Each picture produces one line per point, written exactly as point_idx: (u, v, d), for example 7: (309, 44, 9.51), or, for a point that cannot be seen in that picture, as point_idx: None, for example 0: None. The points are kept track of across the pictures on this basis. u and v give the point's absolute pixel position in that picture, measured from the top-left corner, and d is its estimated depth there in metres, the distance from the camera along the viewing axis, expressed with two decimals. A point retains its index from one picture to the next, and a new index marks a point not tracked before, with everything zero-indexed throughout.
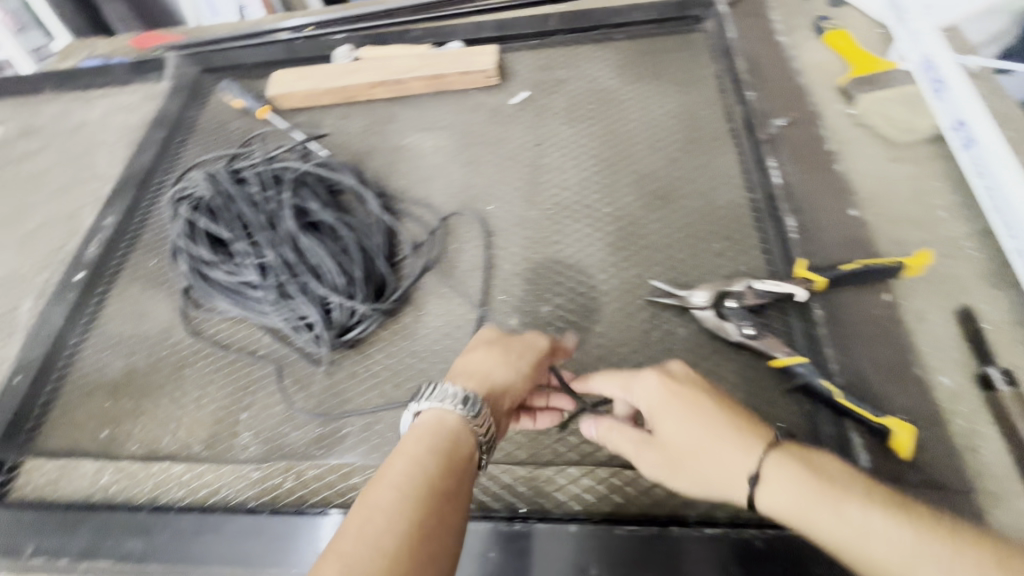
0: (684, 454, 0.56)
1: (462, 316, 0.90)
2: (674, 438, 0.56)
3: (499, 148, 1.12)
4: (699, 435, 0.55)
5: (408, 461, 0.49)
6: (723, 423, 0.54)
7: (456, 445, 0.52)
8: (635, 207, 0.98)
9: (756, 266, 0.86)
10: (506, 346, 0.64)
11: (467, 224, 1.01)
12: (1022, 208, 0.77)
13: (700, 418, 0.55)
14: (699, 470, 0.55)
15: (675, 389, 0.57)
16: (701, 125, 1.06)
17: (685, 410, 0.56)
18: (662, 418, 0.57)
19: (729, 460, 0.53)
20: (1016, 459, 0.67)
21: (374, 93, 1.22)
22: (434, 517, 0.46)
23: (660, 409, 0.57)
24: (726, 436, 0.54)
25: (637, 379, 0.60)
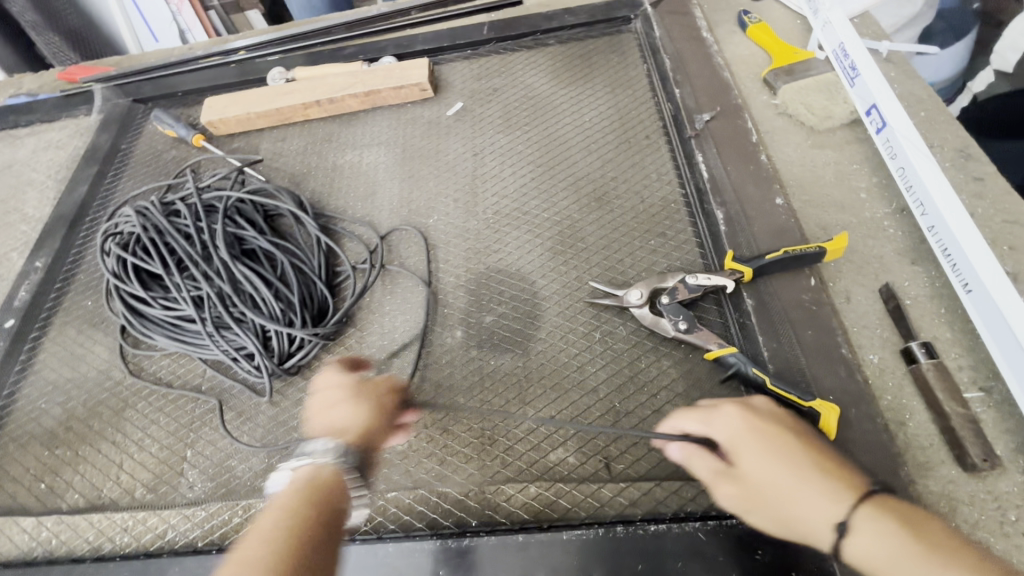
0: (768, 490, 0.53)
1: (406, 332, 0.90)
2: (761, 472, 0.53)
3: (438, 160, 1.11)
4: (787, 474, 0.53)
5: (279, 510, 0.52)
6: (810, 466, 0.53)
7: (331, 486, 0.57)
8: (572, 209, 0.99)
9: (690, 260, 0.88)
10: (357, 387, 0.68)
11: (408, 239, 1.01)
12: (931, 186, 0.80)
13: (790, 458, 0.53)
14: (779, 509, 0.52)
15: (764, 427, 0.56)
16: (635, 124, 1.08)
17: (775, 448, 0.54)
18: (751, 450, 0.55)
19: (816, 502, 0.50)
20: (940, 428, 0.70)
21: (309, 113, 1.21)
22: (306, 546, 0.49)
23: (747, 442, 0.55)
24: (828, 486, 0.52)
25: (721, 414, 0.58)
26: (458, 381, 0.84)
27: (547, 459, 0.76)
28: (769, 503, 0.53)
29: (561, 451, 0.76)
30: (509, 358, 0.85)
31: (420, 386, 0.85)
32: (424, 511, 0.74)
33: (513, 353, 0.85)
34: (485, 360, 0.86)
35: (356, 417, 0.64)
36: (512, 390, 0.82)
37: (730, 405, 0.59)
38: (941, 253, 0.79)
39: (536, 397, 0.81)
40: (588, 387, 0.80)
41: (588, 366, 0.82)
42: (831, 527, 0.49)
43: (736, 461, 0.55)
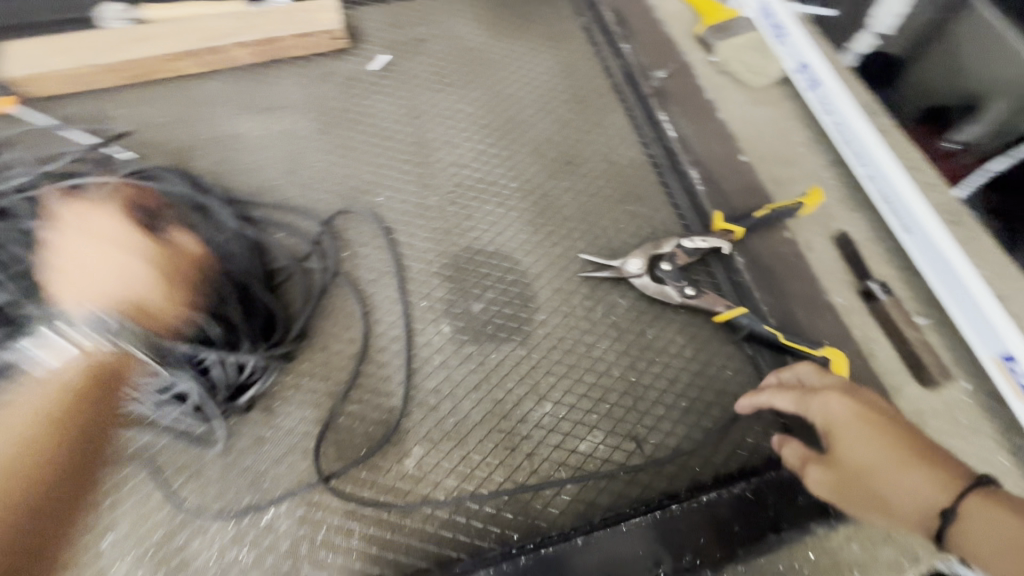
0: (861, 474, 0.51)
1: (384, 336, 0.76)
2: (854, 457, 0.52)
3: (371, 127, 0.94)
4: (880, 457, 0.50)
5: (16, 418, 0.44)
6: (910, 451, 0.49)
7: (106, 367, 0.51)
8: (541, 177, 0.92)
9: (672, 223, 0.87)
10: (165, 265, 0.59)
11: (358, 224, 0.84)
12: (869, 139, 0.89)
13: (883, 441, 0.50)
14: (873, 495, 0.50)
15: (859, 409, 0.53)
16: (585, 83, 1.02)
17: (870, 430, 0.52)
18: (842, 434, 0.53)
19: (913, 488, 0.47)
20: (900, 354, 0.80)
21: (185, 69, 0.93)
22: (54, 470, 0.43)
23: (840, 425, 0.53)
24: (926, 468, 0.48)
25: (814, 396, 0.57)
26: (460, 383, 0.74)
27: (579, 450, 0.71)
28: (863, 487, 0.51)
29: (591, 440, 0.72)
30: (512, 348, 0.77)
31: (416, 395, 0.73)
32: (457, 538, 0.65)
33: (514, 341, 0.77)
34: (484, 355, 0.76)
35: (160, 292, 0.57)
36: (525, 384, 0.74)
37: (825, 387, 0.57)
38: (880, 200, 0.89)
39: (552, 387, 0.75)
40: (602, 368, 0.76)
41: (597, 346, 0.78)
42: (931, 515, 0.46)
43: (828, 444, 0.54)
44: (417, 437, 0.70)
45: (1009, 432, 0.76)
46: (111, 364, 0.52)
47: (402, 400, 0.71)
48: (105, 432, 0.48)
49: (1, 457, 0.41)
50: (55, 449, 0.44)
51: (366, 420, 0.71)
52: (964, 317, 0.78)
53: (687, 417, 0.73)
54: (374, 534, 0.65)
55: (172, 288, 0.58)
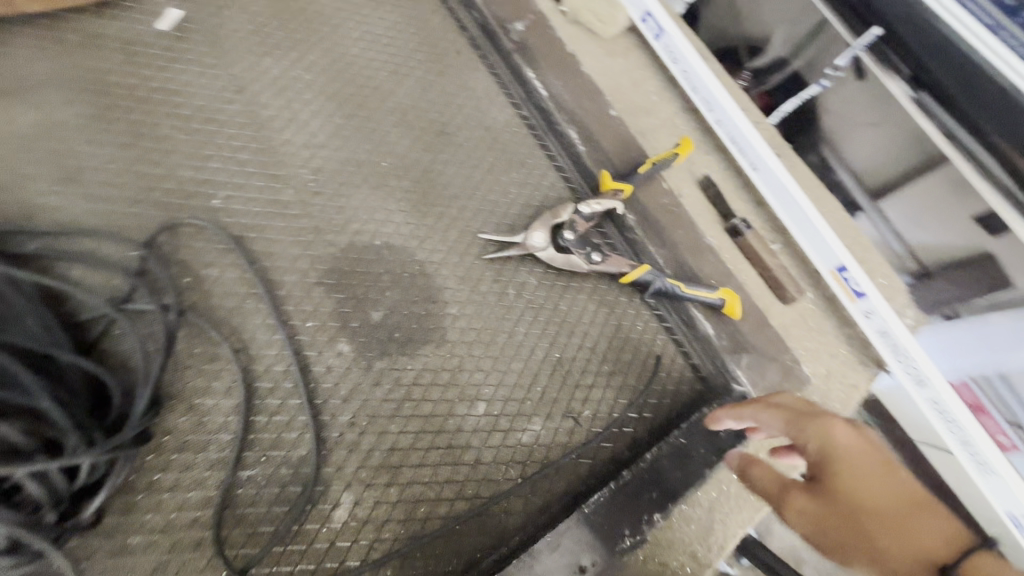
0: (860, 515, 0.45)
1: (269, 374, 0.62)
2: (857, 493, 0.46)
3: (180, 108, 0.72)
4: (887, 503, 0.45)
5: None
6: (913, 496, 0.46)
7: None
8: (414, 152, 0.81)
9: (560, 188, 0.85)
10: None
11: (195, 238, 0.65)
12: (713, 87, 0.95)
13: (889, 484, 0.46)
14: (870, 542, 0.44)
15: (865, 442, 0.48)
16: (439, 38, 0.91)
17: (878, 465, 0.47)
18: (846, 468, 0.47)
19: (916, 537, 0.43)
20: (765, 280, 0.91)
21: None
22: None
23: (844, 456, 0.47)
24: (932, 524, 0.44)
25: (812, 419, 0.50)
26: (378, 407, 0.64)
27: (523, 442, 0.67)
28: (860, 531, 0.44)
29: (533, 429, 0.68)
30: (428, 353, 0.69)
31: (329, 434, 0.61)
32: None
33: (429, 345, 0.69)
34: (399, 368, 0.67)
35: None
36: (451, 389, 0.67)
37: (820, 412, 0.51)
38: (729, 142, 0.97)
39: (481, 385, 0.69)
40: (526, 351, 0.72)
41: (516, 329, 0.73)
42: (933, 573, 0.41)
43: (823, 474, 0.47)
44: (343, 482, 0.59)
45: (845, 326, 0.92)
46: None
47: (314, 446, 0.59)
48: None
49: None
50: None
51: (273, 480, 0.58)
52: (805, 238, 0.91)
53: (613, 380, 0.74)
54: None
55: None
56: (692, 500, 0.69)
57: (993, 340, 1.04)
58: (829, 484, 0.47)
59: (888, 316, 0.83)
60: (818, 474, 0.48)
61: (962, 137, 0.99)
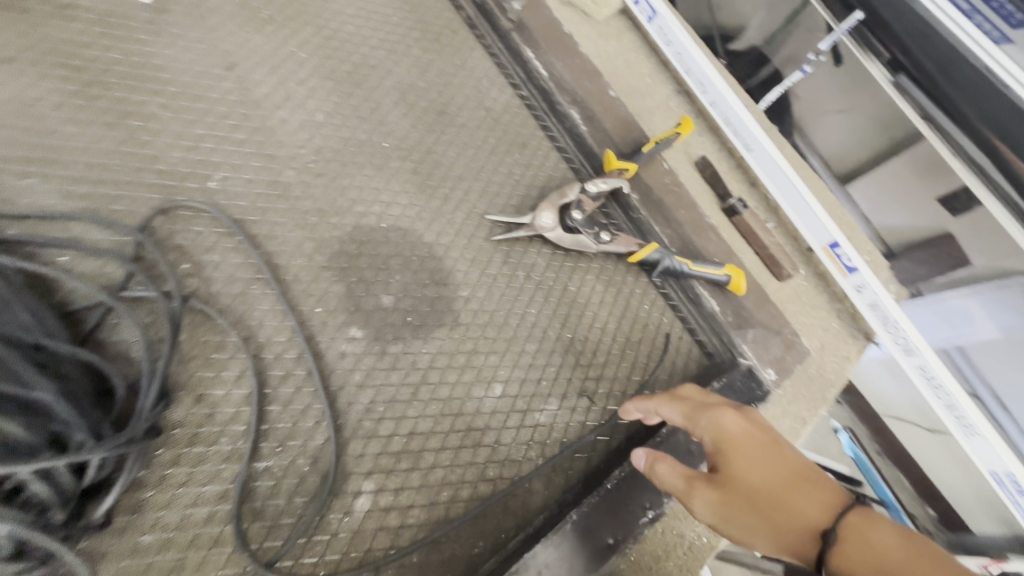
0: (751, 497, 0.51)
1: (282, 361, 0.59)
2: (747, 478, 0.53)
3: (169, 84, 0.68)
4: (773, 479, 0.52)
5: None
6: (794, 471, 0.53)
7: None
8: (416, 133, 0.79)
9: (562, 169, 0.85)
10: None
11: (193, 222, 0.62)
12: (707, 69, 0.96)
13: (772, 463, 0.53)
14: (762, 522, 0.50)
15: (750, 429, 0.56)
16: (434, 16, 0.88)
17: (759, 448, 0.54)
18: (737, 456, 0.54)
19: (799, 509, 0.50)
20: (761, 258, 0.93)
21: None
22: None
23: (734, 445, 0.55)
24: (807, 490, 0.52)
25: (707, 413, 0.58)
26: (394, 392, 0.62)
27: (541, 423, 0.67)
28: (753, 511, 0.51)
29: (550, 409, 0.68)
30: (442, 336, 0.67)
31: (345, 421, 0.59)
32: (443, 563, 0.57)
33: (441, 327, 0.68)
34: (413, 351, 0.65)
35: None
36: (466, 371, 0.66)
37: (715, 404, 0.59)
38: (723, 123, 0.98)
39: (496, 367, 0.68)
40: (538, 332, 0.72)
41: (528, 311, 0.73)
42: (812, 537, 0.49)
43: (719, 463, 0.54)
44: (363, 470, 0.58)
45: (836, 301, 0.95)
46: None
47: (333, 435, 0.56)
48: None
49: None
50: None
51: (291, 471, 0.55)
52: (799, 216, 0.93)
53: (624, 358, 0.75)
54: None
55: None
56: None
57: (948, 317, 1.10)
58: (726, 473, 0.54)
59: (880, 290, 0.86)
60: (717, 464, 0.55)
61: (935, 119, 1.06)
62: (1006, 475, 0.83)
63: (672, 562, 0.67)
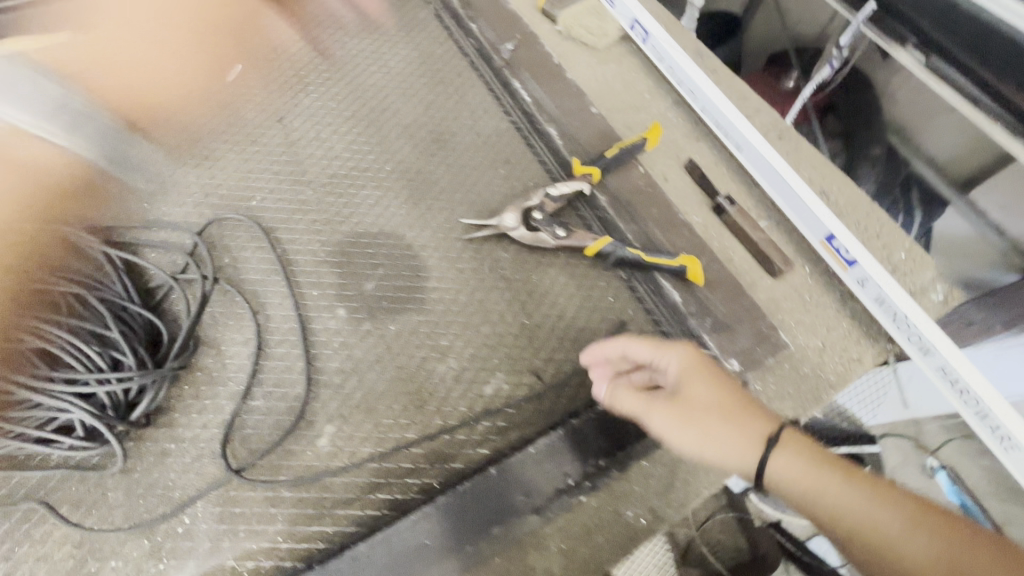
0: (706, 414, 0.61)
1: (280, 328, 0.77)
2: (700, 398, 0.62)
3: (235, 133, 0.94)
4: (722, 398, 0.62)
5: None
6: (738, 391, 0.63)
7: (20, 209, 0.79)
8: (415, 156, 0.95)
9: (540, 178, 0.94)
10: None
11: (235, 230, 0.84)
12: (697, 76, 0.98)
13: (721, 385, 0.63)
14: (724, 431, 0.60)
15: (703, 359, 0.65)
16: (443, 63, 1.06)
17: (712, 374, 0.64)
18: (691, 381, 0.63)
19: (749, 421, 0.61)
20: (753, 254, 0.90)
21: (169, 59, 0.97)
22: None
23: (691, 372, 0.64)
24: (751, 404, 0.62)
25: (669, 347, 0.66)
26: (362, 357, 0.76)
27: (484, 394, 0.75)
28: (703, 425, 0.61)
29: (496, 383, 0.76)
30: (410, 316, 0.80)
31: (319, 377, 0.74)
32: (380, 497, 0.68)
33: (410, 309, 0.81)
34: (383, 327, 0.79)
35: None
36: (425, 345, 0.78)
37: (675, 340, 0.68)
38: (716, 127, 0.99)
39: (452, 344, 0.79)
40: (496, 317, 0.81)
41: (489, 298, 0.83)
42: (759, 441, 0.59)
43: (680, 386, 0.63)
44: (326, 416, 0.72)
45: (848, 300, 0.88)
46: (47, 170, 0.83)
47: (304, 385, 0.72)
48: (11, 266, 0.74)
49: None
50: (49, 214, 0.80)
51: (272, 411, 0.72)
52: (792, 211, 0.90)
53: (577, 343, 0.80)
54: (298, 514, 0.66)
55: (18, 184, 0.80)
56: (653, 457, 0.73)
57: None
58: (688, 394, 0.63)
59: (883, 282, 0.79)
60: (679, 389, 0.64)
61: (984, 100, 0.91)
62: None
63: (603, 537, 0.69)
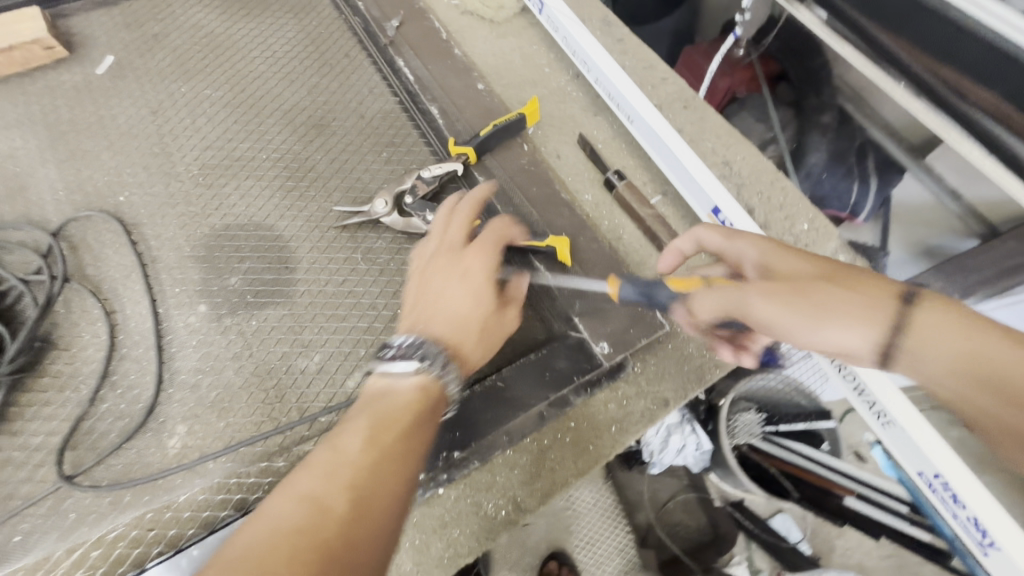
0: (813, 277, 0.51)
1: (138, 329, 0.75)
2: (803, 270, 0.53)
3: (109, 128, 0.90)
4: (799, 274, 0.52)
5: (351, 435, 0.50)
6: (825, 271, 0.52)
7: (404, 401, 0.55)
8: (292, 142, 0.91)
9: (422, 158, 0.90)
10: (376, 405, 0.54)
11: (98, 228, 0.82)
12: (587, 46, 0.94)
13: (807, 264, 0.53)
14: (847, 306, 0.48)
15: (800, 264, 0.54)
16: (330, 45, 1.01)
17: (808, 273, 0.52)
18: (783, 259, 0.56)
19: (846, 302, 0.48)
20: (642, 231, 0.86)
21: (491, 304, 0.65)
22: (362, 505, 0.46)
23: (776, 256, 0.56)
24: (854, 308, 0.48)
25: (740, 240, 0.61)
26: (220, 354, 0.73)
27: (345, 386, 0.72)
28: (791, 294, 0.49)
29: (358, 373, 0.73)
30: (274, 309, 0.77)
31: (173, 376, 0.72)
32: (228, 497, 0.65)
33: (275, 303, 0.77)
34: (244, 322, 0.76)
35: (364, 444, 0.50)
36: (286, 340, 0.75)
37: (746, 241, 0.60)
38: (609, 99, 0.95)
39: (316, 335, 0.75)
40: (365, 305, 0.77)
41: (360, 286, 0.79)
42: (894, 305, 0.47)
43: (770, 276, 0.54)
44: (177, 417, 0.69)
45: None
46: (426, 396, 0.56)
47: (152, 385, 0.70)
48: (376, 521, 0.46)
49: (320, 513, 0.44)
50: (377, 509, 0.46)
51: (120, 413, 0.69)
52: (683, 185, 0.85)
53: None
54: (137, 521, 0.64)
55: (387, 442, 0.51)
56: (518, 446, 0.71)
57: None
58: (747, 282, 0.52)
59: None
60: (727, 295, 0.53)
61: (882, 62, 0.88)
62: (935, 478, 0.65)
63: (460, 531, 0.66)
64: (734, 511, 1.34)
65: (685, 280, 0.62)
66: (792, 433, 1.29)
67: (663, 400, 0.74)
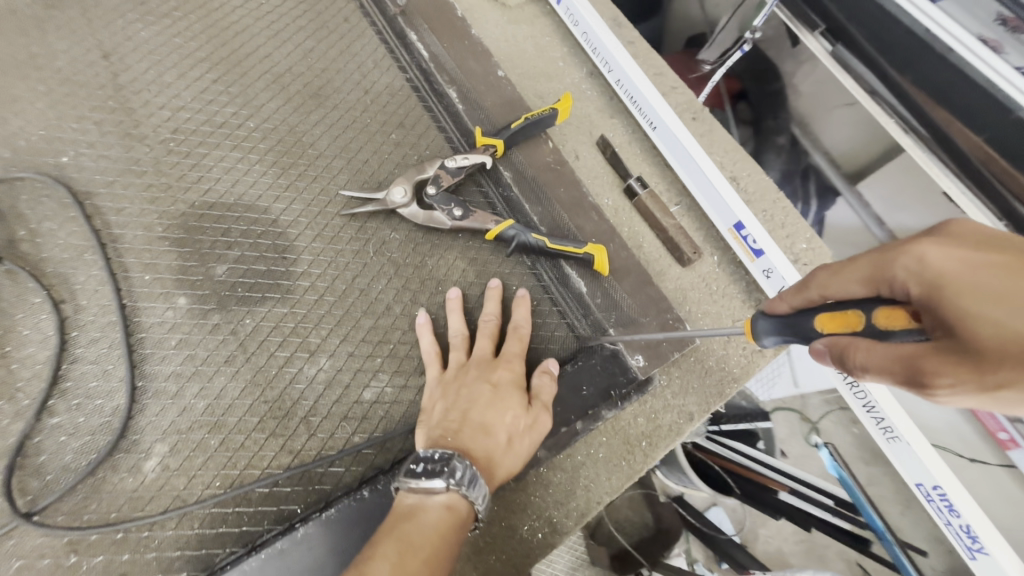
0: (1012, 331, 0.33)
1: (98, 325, 0.61)
2: (996, 314, 0.34)
3: (43, 70, 0.73)
4: (990, 319, 0.34)
5: (376, 562, 0.44)
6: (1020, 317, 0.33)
7: (431, 524, 0.49)
8: (284, 112, 0.78)
9: (438, 146, 0.82)
10: (400, 530, 0.48)
11: (34, 195, 0.66)
12: (611, 45, 0.90)
13: (1002, 297, 0.34)
14: None
15: (989, 304, 0.35)
16: (326, 4, 0.89)
17: (999, 324, 0.34)
18: (961, 293, 0.36)
19: None
20: (661, 241, 0.86)
21: (512, 400, 0.61)
22: None
23: (950, 285, 0.37)
24: None
25: (896, 261, 0.41)
26: (207, 359, 0.62)
27: (362, 399, 0.64)
28: (982, 365, 0.33)
29: (377, 385, 0.65)
30: (270, 307, 0.66)
31: (148, 385, 0.59)
32: (224, 530, 0.56)
33: (274, 299, 0.66)
34: (236, 322, 0.64)
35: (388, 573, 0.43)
36: (290, 343, 0.64)
37: (905, 262, 0.40)
38: (629, 102, 0.92)
39: (325, 339, 0.66)
40: (381, 307, 0.69)
41: (373, 284, 0.70)
42: None
43: (948, 321, 0.36)
44: (156, 434, 0.58)
45: (752, 290, 0.86)
46: (449, 525, 0.50)
47: (123, 396, 0.57)
48: None
49: None
50: None
51: (80, 430, 0.56)
52: (704, 197, 0.85)
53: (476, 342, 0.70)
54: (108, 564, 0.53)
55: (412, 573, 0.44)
56: (552, 463, 0.68)
57: None
58: (929, 351, 0.36)
59: (787, 275, 0.77)
60: (900, 369, 0.37)
61: (882, 93, 0.89)
62: (933, 489, 0.71)
63: (494, 557, 0.63)
64: (679, 507, 1.19)
65: (833, 315, 0.43)
66: (733, 432, 1.24)
67: (688, 414, 0.74)
